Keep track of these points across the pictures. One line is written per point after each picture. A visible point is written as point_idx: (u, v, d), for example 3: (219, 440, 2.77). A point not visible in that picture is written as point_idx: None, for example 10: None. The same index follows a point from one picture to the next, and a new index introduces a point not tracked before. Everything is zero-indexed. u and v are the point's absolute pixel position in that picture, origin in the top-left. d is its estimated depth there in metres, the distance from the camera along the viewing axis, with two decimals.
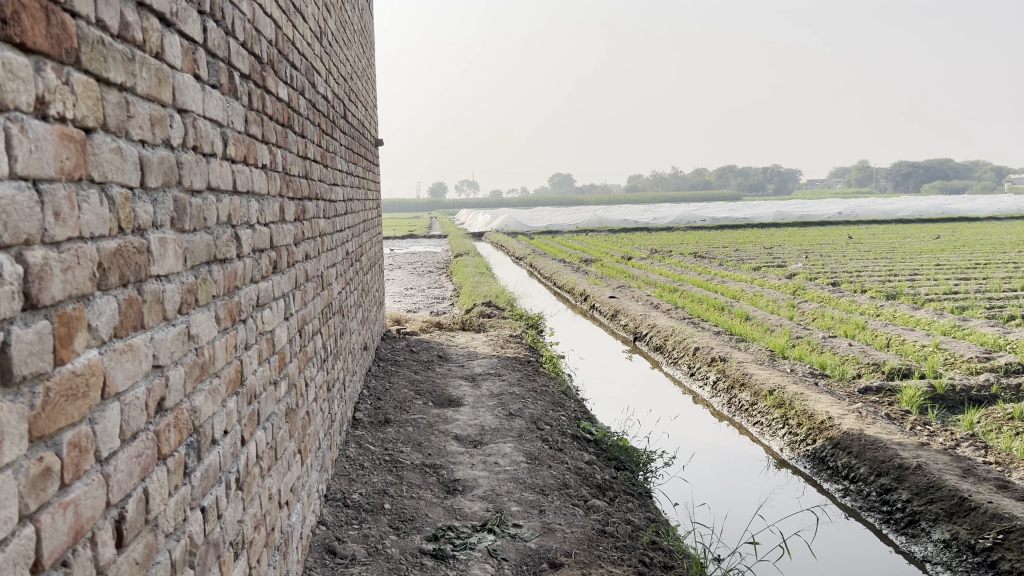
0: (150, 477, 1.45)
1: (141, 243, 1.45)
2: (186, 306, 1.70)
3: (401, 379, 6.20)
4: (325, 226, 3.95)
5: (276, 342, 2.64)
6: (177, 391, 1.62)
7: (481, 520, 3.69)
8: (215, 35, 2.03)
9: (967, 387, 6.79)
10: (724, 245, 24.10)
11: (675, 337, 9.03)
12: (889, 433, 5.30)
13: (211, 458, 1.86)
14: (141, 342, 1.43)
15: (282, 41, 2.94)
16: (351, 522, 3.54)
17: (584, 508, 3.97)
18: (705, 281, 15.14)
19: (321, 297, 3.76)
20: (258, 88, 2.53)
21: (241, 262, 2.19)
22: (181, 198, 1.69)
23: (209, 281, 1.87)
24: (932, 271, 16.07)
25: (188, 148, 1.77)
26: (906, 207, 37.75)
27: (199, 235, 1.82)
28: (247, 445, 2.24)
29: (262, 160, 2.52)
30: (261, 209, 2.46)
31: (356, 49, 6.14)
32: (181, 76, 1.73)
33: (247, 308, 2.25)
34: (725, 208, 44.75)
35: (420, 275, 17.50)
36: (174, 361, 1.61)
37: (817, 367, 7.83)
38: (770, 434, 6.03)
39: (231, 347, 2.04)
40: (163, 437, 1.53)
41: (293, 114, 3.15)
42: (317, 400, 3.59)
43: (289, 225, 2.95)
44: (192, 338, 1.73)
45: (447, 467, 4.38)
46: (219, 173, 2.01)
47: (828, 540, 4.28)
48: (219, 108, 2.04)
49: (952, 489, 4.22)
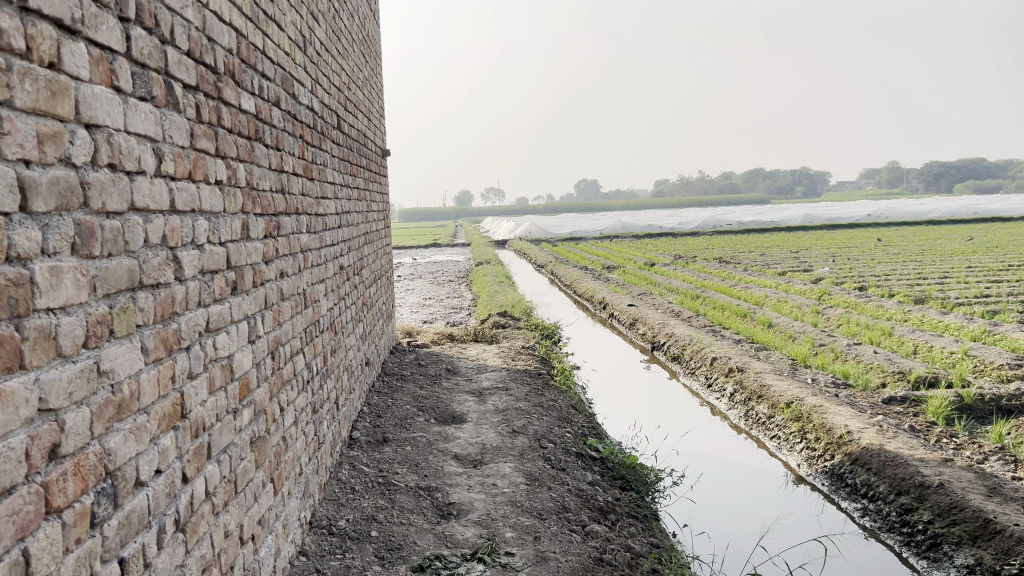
0: (34, 535, 1.30)
1: (20, 274, 1.30)
2: (94, 339, 1.54)
3: (405, 394, 6.05)
4: (308, 241, 3.80)
5: (236, 368, 2.50)
6: (78, 435, 1.46)
7: (472, 548, 3.52)
8: (145, 43, 1.87)
9: (997, 396, 6.50)
10: (749, 249, 23.74)
11: (693, 346, 8.80)
12: (912, 449, 5.03)
13: (134, 502, 1.71)
14: (18, 386, 1.27)
15: (246, 50, 2.79)
16: (334, 552, 3.39)
17: (582, 534, 3.78)
18: (729, 288, 14.82)
19: (303, 315, 3.61)
20: (212, 100, 2.38)
21: (181, 287, 2.04)
22: (86, 222, 1.53)
23: (130, 310, 1.72)
24: (963, 272, 15.66)
25: (100, 166, 1.61)
26: (937, 208, 37.01)
27: (117, 260, 1.67)
28: (193, 481, 2.08)
29: (215, 177, 2.38)
30: (213, 228, 2.32)
31: (355, 57, 5.99)
32: (89, 88, 1.57)
33: (191, 335, 2.10)
34: (751, 211, 44.22)
35: (441, 284, 17.36)
36: (74, 402, 1.45)
37: (840, 377, 7.57)
38: (788, 448, 5.81)
39: (165, 381, 1.90)
40: (55, 488, 1.37)
41: (262, 126, 3.01)
42: (299, 423, 3.45)
43: (256, 243, 2.81)
44: (105, 374, 1.58)
45: (442, 490, 4.21)
46: (149, 193, 1.86)
47: (842, 569, 4.05)
48: (149, 123, 1.88)
49: (976, 510, 3.97)
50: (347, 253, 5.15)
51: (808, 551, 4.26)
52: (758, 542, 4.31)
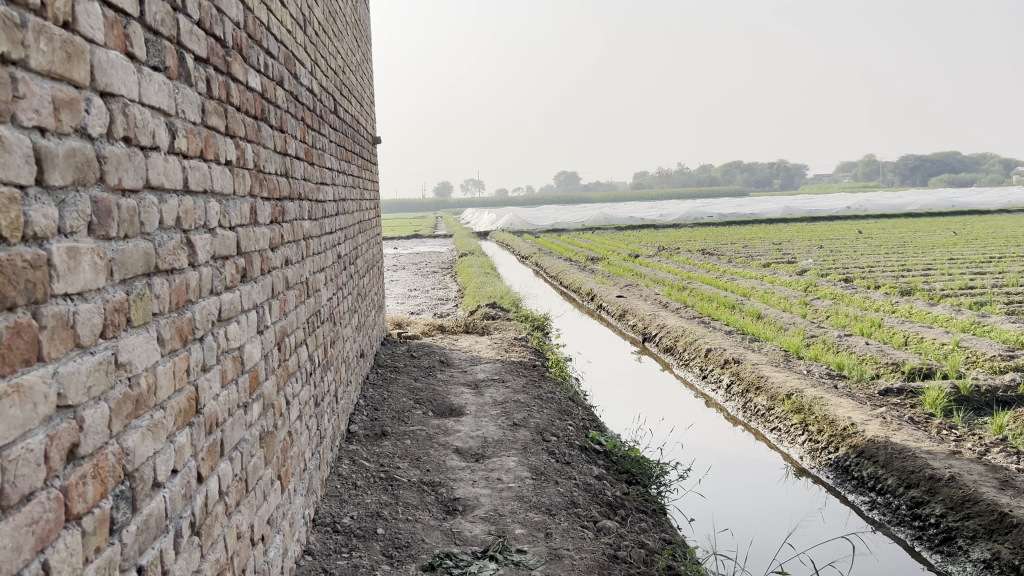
0: (54, 546, 1.17)
1: (37, 255, 1.17)
2: (112, 328, 1.41)
3: (400, 387, 5.91)
4: (309, 228, 3.66)
5: (246, 360, 2.36)
6: (97, 433, 1.33)
7: (482, 545, 3.40)
8: (157, 8, 1.73)
9: (993, 387, 6.45)
10: (732, 241, 23.71)
11: (686, 338, 8.71)
12: (917, 441, 4.97)
13: (152, 505, 1.58)
14: (35, 380, 1.14)
15: (252, 24, 2.64)
16: (340, 551, 3.26)
17: (593, 530, 3.68)
18: (715, 279, 14.76)
19: (306, 304, 3.47)
20: (221, 75, 2.24)
21: (194, 273, 1.90)
22: (103, 199, 1.40)
23: (147, 297, 1.58)
24: (946, 265, 15.71)
25: (116, 139, 1.47)
26: (916, 202, 37.22)
27: (133, 242, 1.53)
28: (207, 481, 1.95)
29: (225, 157, 2.24)
30: (224, 212, 2.18)
31: (348, 41, 5.81)
32: (104, 53, 1.43)
33: (204, 325, 1.96)
34: (732, 204, 44.28)
35: (425, 275, 17.20)
36: (93, 398, 1.32)
37: (834, 368, 7.52)
38: (789, 440, 5.74)
39: (180, 373, 1.76)
40: (74, 493, 1.24)
41: (268, 105, 2.86)
42: (303, 417, 3.31)
43: (264, 229, 2.67)
44: (123, 366, 1.45)
45: (446, 485, 4.09)
46: (163, 171, 1.73)
47: (868, 566, 3.95)
48: (163, 96, 1.74)
49: (991, 503, 3.90)
50: (343, 242, 5.00)
51: (836, 549, 4.15)
52: (781, 539, 4.22)
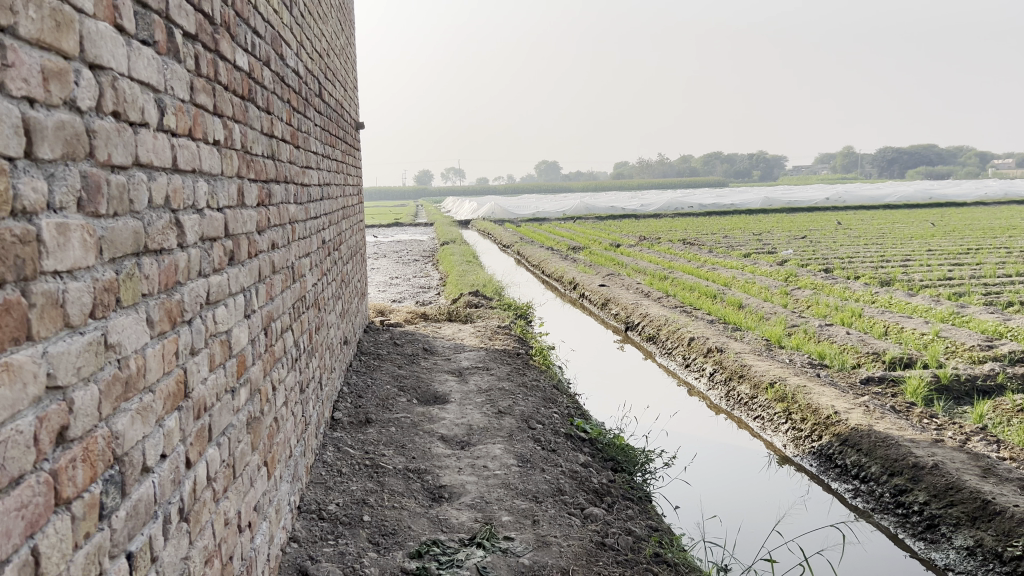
0: (44, 531, 1.14)
1: (26, 230, 1.13)
2: (101, 308, 1.37)
3: (384, 374, 5.87)
4: (295, 212, 3.61)
5: (234, 344, 2.32)
6: (87, 416, 1.29)
7: (469, 533, 3.38)
8: None
9: (972, 377, 6.50)
10: (713, 231, 23.79)
11: (669, 327, 8.72)
12: (900, 429, 5.00)
13: (141, 490, 1.54)
14: (25, 359, 1.10)
15: (239, 2, 2.57)
16: (326, 539, 3.23)
17: (580, 517, 3.68)
18: (696, 269, 14.80)
19: (291, 290, 3.43)
20: (208, 52, 2.18)
21: (183, 253, 1.86)
22: (92, 174, 1.35)
23: (136, 277, 1.54)
24: (924, 255, 15.81)
25: (105, 113, 1.43)
26: (894, 194, 37.47)
27: (122, 220, 1.48)
28: (195, 467, 1.91)
29: (213, 137, 2.19)
30: (212, 191, 2.14)
31: (333, 23, 5.73)
32: (93, 24, 1.38)
33: (193, 308, 1.92)
34: (713, 195, 44.45)
35: (406, 263, 17.12)
36: (82, 379, 1.28)
37: (816, 357, 7.55)
38: (772, 429, 5.76)
39: (169, 356, 1.72)
40: (63, 477, 1.20)
41: (255, 85, 2.80)
42: (288, 403, 3.27)
43: (250, 211, 2.62)
44: (113, 347, 1.41)
45: (432, 473, 4.06)
46: (152, 148, 1.68)
47: (855, 556, 3.96)
48: (152, 71, 1.69)
49: (974, 491, 3.93)
50: (327, 227, 4.94)
51: (825, 538, 4.17)
52: (770, 527, 4.22)
